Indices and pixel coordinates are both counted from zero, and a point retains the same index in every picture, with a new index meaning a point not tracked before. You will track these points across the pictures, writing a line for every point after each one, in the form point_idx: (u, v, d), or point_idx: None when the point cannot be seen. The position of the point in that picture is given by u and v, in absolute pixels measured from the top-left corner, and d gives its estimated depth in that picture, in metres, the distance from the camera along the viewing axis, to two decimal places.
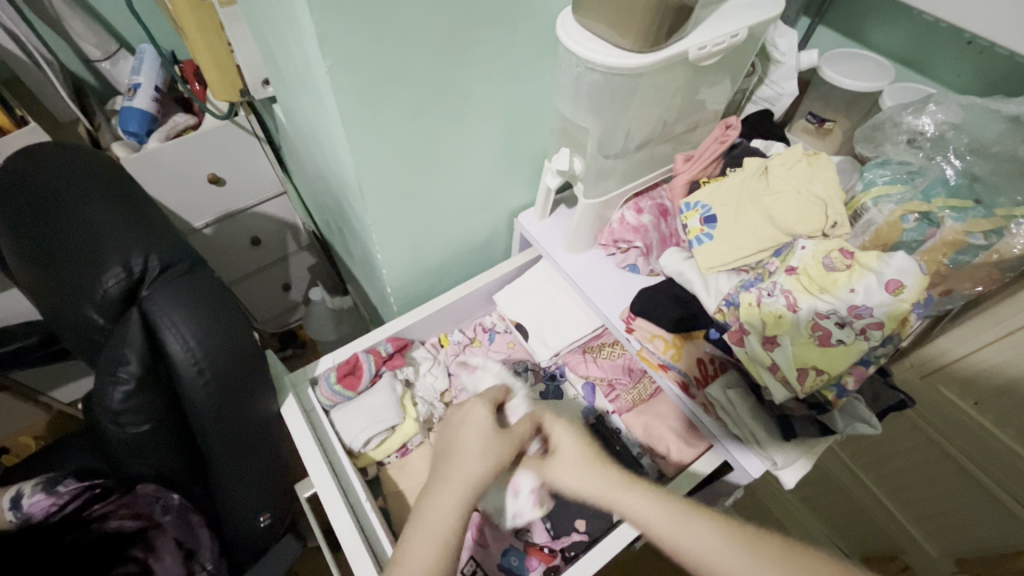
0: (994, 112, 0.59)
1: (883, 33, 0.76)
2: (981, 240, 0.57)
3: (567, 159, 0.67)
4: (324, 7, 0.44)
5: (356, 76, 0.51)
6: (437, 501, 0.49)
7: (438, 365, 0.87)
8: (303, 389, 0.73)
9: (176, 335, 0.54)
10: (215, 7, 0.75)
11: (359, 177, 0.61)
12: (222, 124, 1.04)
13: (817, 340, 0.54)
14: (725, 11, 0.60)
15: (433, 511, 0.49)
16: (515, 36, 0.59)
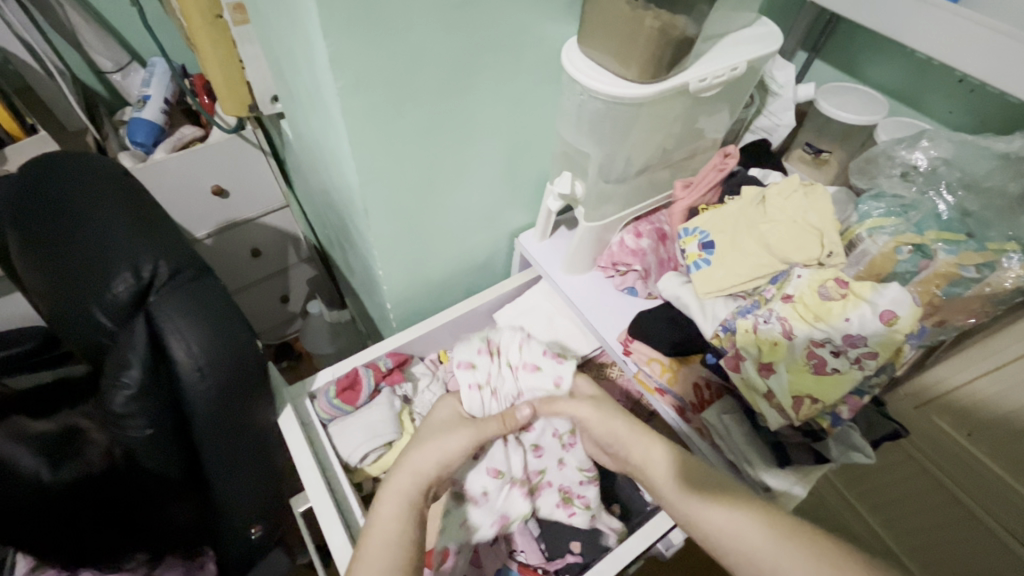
0: (985, 149, 0.62)
1: (878, 69, 0.79)
2: (974, 273, 0.59)
3: (568, 182, 0.68)
4: (339, 33, 0.46)
5: (365, 100, 0.52)
6: (385, 506, 0.51)
7: (437, 381, 0.86)
8: (301, 402, 0.72)
9: (180, 340, 0.54)
10: (229, 25, 0.77)
11: (364, 194, 0.62)
12: (229, 137, 1.06)
13: (813, 368, 0.55)
14: (726, 45, 0.62)
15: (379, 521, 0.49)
16: (521, 65, 0.60)
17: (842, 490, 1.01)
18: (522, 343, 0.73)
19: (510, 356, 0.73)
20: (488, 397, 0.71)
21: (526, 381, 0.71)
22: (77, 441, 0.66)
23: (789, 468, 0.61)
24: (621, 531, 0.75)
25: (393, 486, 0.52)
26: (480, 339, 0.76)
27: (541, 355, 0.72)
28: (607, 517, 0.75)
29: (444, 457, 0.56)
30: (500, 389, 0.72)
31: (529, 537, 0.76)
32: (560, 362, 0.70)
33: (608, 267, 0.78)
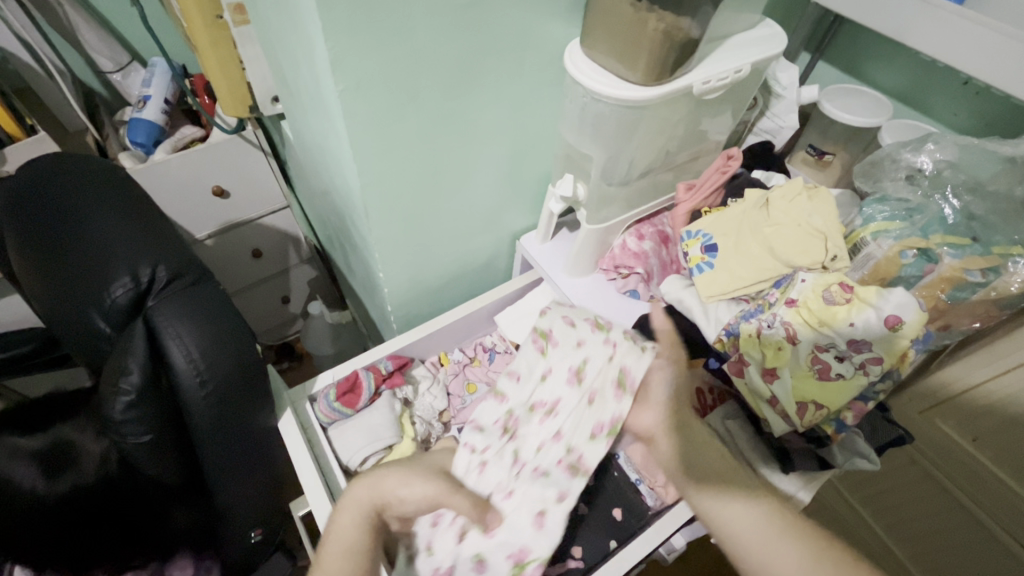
0: (991, 152, 0.61)
1: (882, 71, 0.78)
2: (979, 277, 0.58)
3: (570, 185, 0.68)
4: (339, 34, 0.45)
5: (367, 102, 0.52)
6: (342, 516, 0.53)
7: (437, 384, 0.85)
8: (302, 405, 0.71)
9: (180, 346, 0.54)
10: (229, 25, 0.76)
11: (365, 197, 0.62)
12: (230, 138, 1.05)
13: (816, 373, 0.55)
14: (730, 47, 0.61)
15: (339, 531, 0.52)
16: (524, 65, 0.60)
17: (846, 497, 1.01)
18: (544, 443, 0.64)
19: (523, 451, 0.65)
20: (475, 467, 0.65)
21: (522, 481, 0.62)
22: (73, 452, 0.70)
23: (794, 474, 0.60)
24: (622, 535, 0.72)
25: (355, 497, 0.54)
26: (507, 411, 0.69)
27: (553, 462, 0.62)
28: (609, 522, 0.73)
29: (404, 490, 0.55)
30: (489, 469, 0.64)
31: None
32: (572, 479, 0.60)
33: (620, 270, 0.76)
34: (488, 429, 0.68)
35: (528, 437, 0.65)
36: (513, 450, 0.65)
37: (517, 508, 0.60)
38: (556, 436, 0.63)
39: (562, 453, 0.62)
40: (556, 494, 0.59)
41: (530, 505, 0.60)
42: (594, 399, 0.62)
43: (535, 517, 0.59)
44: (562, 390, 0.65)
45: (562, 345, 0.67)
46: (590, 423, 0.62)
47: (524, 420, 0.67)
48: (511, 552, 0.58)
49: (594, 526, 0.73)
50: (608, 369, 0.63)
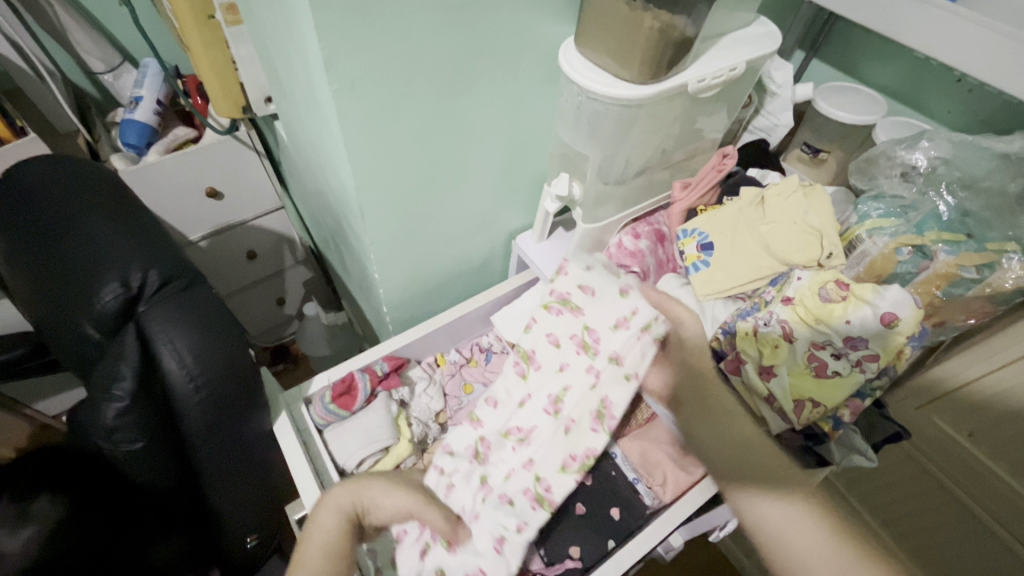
0: (983, 148, 0.61)
1: (876, 69, 0.78)
2: (973, 274, 0.59)
3: (566, 183, 0.68)
4: (332, 32, 0.45)
5: (360, 102, 0.51)
6: (324, 515, 0.55)
7: (434, 386, 0.85)
8: (297, 408, 0.70)
9: (172, 351, 0.53)
10: (221, 25, 0.76)
11: (360, 197, 0.61)
12: (222, 139, 1.05)
13: (813, 371, 0.55)
14: (725, 44, 0.61)
15: (319, 524, 0.54)
16: (519, 64, 0.60)
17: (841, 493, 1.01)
18: (513, 470, 0.64)
19: (491, 477, 0.64)
20: (443, 487, 0.65)
21: (488, 507, 0.62)
22: None
23: None
24: (621, 535, 0.71)
25: (336, 496, 0.56)
26: (478, 435, 0.68)
27: (520, 490, 0.63)
28: (607, 522, 0.72)
29: (383, 497, 0.59)
30: (456, 491, 0.64)
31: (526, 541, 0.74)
32: (535, 510, 0.62)
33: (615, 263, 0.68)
34: (458, 452, 0.67)
35: (498, 464, 0.65)
36: (483, 477, 0.64)
37: (480, 532, 0.60)
38: (526, 463, 0.64)
39: (530, 483, 0.63)
40: (522, 520, 0.60)
41: (493, 530, 0.60)
42: (571, 429, 0.64)
43: (496, 542, 0.59)
44: (540, 416, 0.66)
45: (546, 367, 0.67)
46: (562, 452, 0.64)
47: (495, 446, 0.66)
48: (469, 574, 0.58)
49: (593, 526, 0.71)
50: (586, 399, 0.64)
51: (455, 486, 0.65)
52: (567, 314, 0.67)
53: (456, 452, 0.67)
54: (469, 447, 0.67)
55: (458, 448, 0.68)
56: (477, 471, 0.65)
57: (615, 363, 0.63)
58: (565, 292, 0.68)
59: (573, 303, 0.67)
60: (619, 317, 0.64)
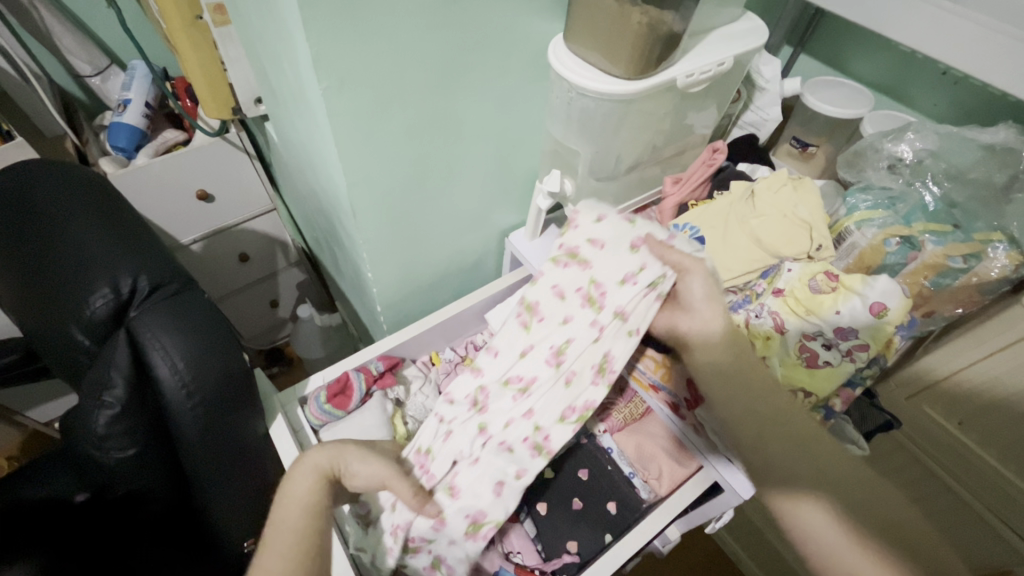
0: (969, 140, 0.61)
1: (863, 63, 0.79)
2: (960, 263, 0.60)
3: (557, 180, 0.67)
4: (322, 31, 0.45)
5: (351, 101, 0.51)
6: (296, 484, 0.51)
7: (429, 384, 0.85)
8: (292, 408, 0.70)
9: (163, 357, 0.53)
10: (209, 26, 0.75)
11: (351, 196, 0.61)
12: (212, 141, 1.04)
13: (805, 361, 0.55)
14: (713, 40, 0.61)
15: (290, 496, 0.51)
16: (509, 61, 0.60)
17: None
18: (511, 420, 0.59)
19: (489, 426, 0.60)
20: (441, 435, 0.62)
21: (486, 453, 0.59)
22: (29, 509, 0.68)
23: None
24: (617, 529, 0.71)
25: (313, 464, 0.53)
26: (477, 384, 0.62)
27: (519, 439, 0.58)
28: (603, 516, 0.72)
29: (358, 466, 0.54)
30: (455, 437, 0.61)
31: (526, 538, 0.75)
32: (535, 459, 0.58)
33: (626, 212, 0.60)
34: (458, 399, 0.63)
35: (495, 414, 0.60)
36: (480, 426, 0.60)
37: (475, 481, 0.59)
38: (525, 412, 0.58)
39: (529, 432, 0.58)
40: (519, 468, 0.58)
41: (489, 478, 0.59)
42: (572, 381, 0.57)
43: (495, 488, 0.58)
44: (541, 367, 0.58)
45: (549, 319, 0.59)
46: (562, 403, 0.57)
47: (495, 394, 0.60)
48: (469, 514, 0.59)
49: (590, 521, 0.72)
50: (590, 352, 0.57)
51: (454, 433, 0.61)
52: (573, 267, 0.59)
53: (455, 402, 0.63)
54: (469, 394, 0.62)
55: (458, 396, 0.63)
56: (473, 423, 0.60)
57: (620, 318, 0.55)
58: (574, 245, 0.61)
59: (581, 256, 0.60)
60: (626, 271, 0.56)
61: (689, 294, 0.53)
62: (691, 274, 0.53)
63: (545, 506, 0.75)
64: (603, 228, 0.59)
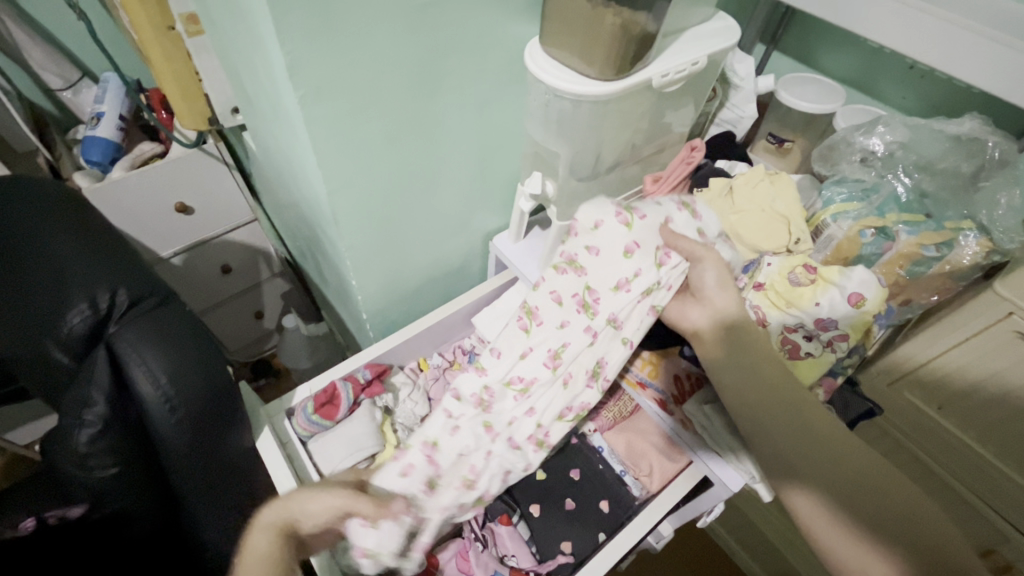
0: (937, 131, 0.64)
1: (833, 58, 0.81)
2: (934, 252, 0.62)
3: (539, 182, 0.69)
4: (296, 38, 0.45)
5: (328, 107, 0.51)
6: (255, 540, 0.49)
7: (418, 391, 0.84)
8: (278, 420, 0.70)
9: (145, 373, 0.52)
10: (183, 37, 0.75)
11: (332, 203, 0.61)
12: (190, 152, 1.03)
13: (788, 353, 0.56)
14: (687, 39, 0.62)
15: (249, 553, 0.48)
16: (487, 65, 0.60)
17: None
18: (516, 418, 0.62)
19: (495, 424, 0.62)
20: (449, 428, 0.63)
21: (496, 450, 0.63)
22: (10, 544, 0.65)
23: None
24: (610, 527, 0.72)
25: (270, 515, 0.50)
26: (482, 384, 0.63)
27: (525, 436, 0.62)
28: (596, 514, 0.73)
29: (311, 506, 0.51)
30: (461, 434, 0.62)
31: (520, 541, 0.74)
32: (537, 454, 0.63)
33: (625, 212, 0.60)
34: (460, 394, 0.63)
35: (500, 413, 0.62)
36: (489, 426, 0.62)
37: (484, 475, 0.63)
38: (528, 410, 0.62)
39: (533, 429, 0.62)
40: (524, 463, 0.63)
41: (495, 472, 0.64)
42: (570, 382, 0.60)
43: (502, 477, 0.64)
44: (541, 369, 0.61)
45: (548, 324, 0.61)
46: (560, 404, 0.61)
47: (498, 396, 0.62)
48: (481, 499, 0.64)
49: (584, 520, 0.73)
50: (586, 354, 0.60)
51: (456, 429, 0.63)
52: (570, 274, 0.61)
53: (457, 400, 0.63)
54: (474, 395, 0.63)
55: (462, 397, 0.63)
56: (483, 417, 0.63)
57: (613, 325, 0.59)
58: (572, 252, 0.62)
59: (578, 263, 0.61)
60: (621, 277, 0.58)
61: (702, 281, 0.56)
62: (705, 263, 0.56)
63: (538, 508, 0.75)
64: (602, 234, 0.60)
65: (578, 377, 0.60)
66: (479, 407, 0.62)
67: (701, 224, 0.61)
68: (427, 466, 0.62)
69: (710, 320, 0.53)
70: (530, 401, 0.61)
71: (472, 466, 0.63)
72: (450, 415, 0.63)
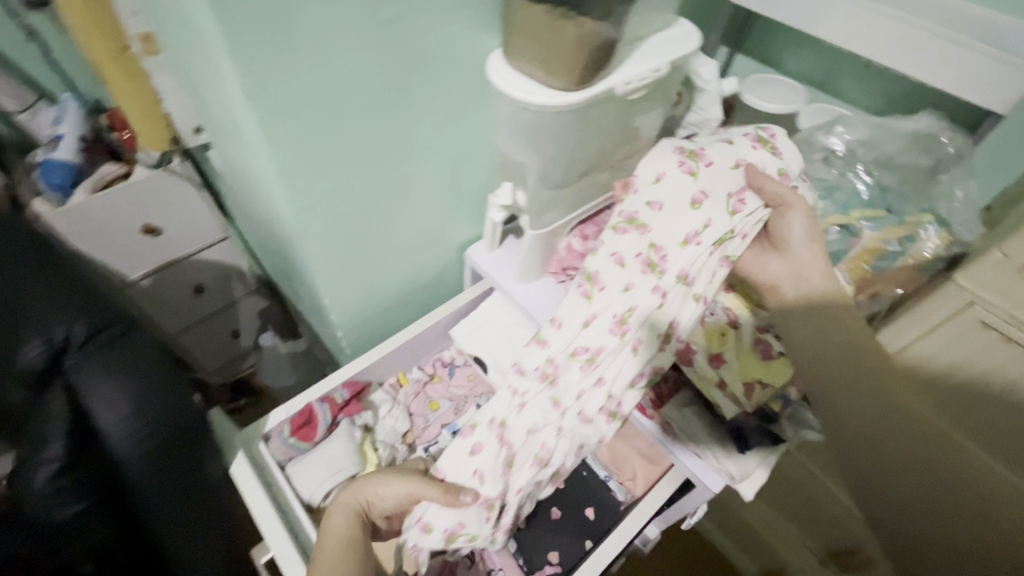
0: (897, 129, 0.66)
1: (795, 58, 0.82)
2: (897, 245, 0.64)
3: (509, 193, 0.70)
4: (251, 60, 0.44)
5: (289, 127, 0.51)
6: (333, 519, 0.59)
7: (398, 406, 0.82)
8: (255, 445, 0.66)
9: (106, 410, 0.51)
10: (139, 57, 0.73)
11: (300, 222, 0.60)
12: (154, 173, 1.01)
13: (760, 354, 0.57)
14: (649, 46, 0.63)
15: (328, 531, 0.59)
16: (452, 78, 0.60)
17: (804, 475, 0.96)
18: (585, 391, 0.59)
19: (563, 399, 0.59)
20: (516, 406, 0.61)
21: (568, 425, 0.59)
22: None
23: (749, 453, 0.61)
24: (598, 534, 0.72)
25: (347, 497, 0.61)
26: (546, 356, 0.60)
27: (597, 409, 0.59)
28: (582, 521, 0.73)
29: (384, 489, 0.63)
30: (529, 410, 0.60)
31: (506, 553, 0.73)
32: (610, 425, 0.60)
33: (688, 158, 0.59)
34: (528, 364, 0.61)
35: (569, 385, 0.59)
36: (558, 399, 0.59)
37: (557, 450, 0.61)
38: (596, 381, 0.59)
39: (604, 400, 0.58)
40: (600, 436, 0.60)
41: (570, 445, 0.61)
42: (640, 347, 0.57)
43: (575, 451, 0.61)
44: (607, 336, 0.58)
45: (611, 288, 0.59)
46: (632, 370, 0.58)
47: (564, 367, 0.59)
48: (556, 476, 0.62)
49: (571, 528, 0.72)
50: (655, 316, 0.57)
51: (523, 404, 0.61)
52: (631, 232, 0.59)
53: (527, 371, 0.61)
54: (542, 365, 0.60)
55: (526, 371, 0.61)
56: (550, 391, 0.60)
57: (683, 283, 0.56)
58: (632, 210, 0.60)
59: (639, 221, 0.60)
60: (690, 230, 0.56)
61: (788, 229, 0.54)
62: (792, 209, 0.54)
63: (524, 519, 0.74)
64: (664, 185, 0.59)
65: (654, 335, 0.57)
66: (545, 378, 0.60)
67: (783, 162, 0.60)
68: (499, 447, 0.62)
69: (790, 276, 0.52)
70: (599, 370, 0.58)
71: (542, 438, 0.61)
72: (520, 383, 0.61)
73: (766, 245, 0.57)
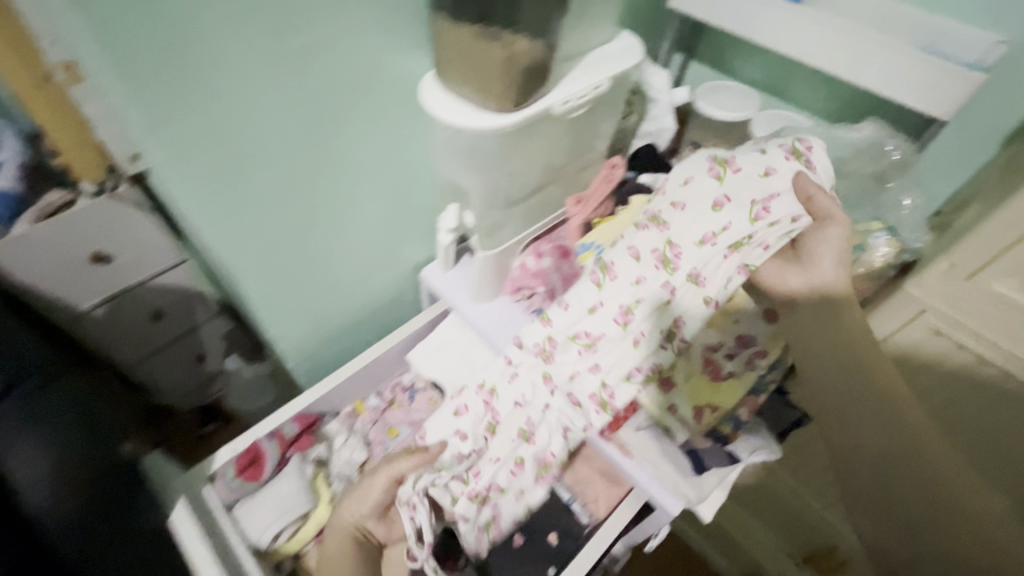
0: (842, 138, 0.66)
1: (746, 65, 0.82)
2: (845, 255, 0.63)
3: (454, 215, 0.68)
4: (148, 99, 0.42)
5: (201, 163, 0.49)
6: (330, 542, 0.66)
7: (354, 436, 0.80)
8: (199, 489, 0.64)
9: (28, 452, 0.56)
10: (65, 88, 0.70)
11: (230, 257, 0.58)
12: (100, 200, 0.86)
13: (709, 376, 0.58)
14: (587, 63, 0.62)
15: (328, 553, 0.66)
16: (384, 102, 0.58)
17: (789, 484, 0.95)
18: (579, 374, 0.56)
19: (555, 376, 0.58)
20: (508, 374, 0.62)
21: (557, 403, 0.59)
22: None
23: (706, 475, 0.60)
24: (561, 560, 0.71)
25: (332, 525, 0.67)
26: (549, 332, 0.58)
27: (586, 395, 0.56)
28: (544, 547, 0.72)
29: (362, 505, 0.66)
30: (520, 380, 0.61)
31: None
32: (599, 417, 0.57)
33: (717, 165, 0.57)
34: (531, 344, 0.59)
35: (564, 368, 0.57)
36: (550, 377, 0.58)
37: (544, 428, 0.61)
38: (592, 367, 0.56)
39: (596, 387, 0.56)
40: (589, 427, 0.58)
41: (555, 424, 0.61)
42: (641, 342, 0.55)
43: (561, 432, 0.61)
44: (611, 323, 0.56)
45: (623, 280, 0.56)
46: (629, 363, 0.55)
47: (562, 347, 0.57)
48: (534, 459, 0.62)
49: (534, 554, 0.71)
50: (660, 311, 0.55)
51: (516, 375, 0.61)
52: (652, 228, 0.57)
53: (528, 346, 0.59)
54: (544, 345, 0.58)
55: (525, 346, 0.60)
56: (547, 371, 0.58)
57: (693, 282, 0.54)
58: (655, 209, 0.59)
59: (661, 219, 0.57)
60: (707, 230, 0.55)
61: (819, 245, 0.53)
62: (832, 226, 0.52)
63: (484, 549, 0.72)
64: (691, 188, 0.57)
65: (656, 328, 0.55)
66: (543, 360, 0.58)
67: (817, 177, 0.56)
68: (484, 410, 0.64)
69: (808, 287, 0.53)
70: (596, 358, 0.56)
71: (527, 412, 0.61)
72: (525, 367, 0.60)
73: (788, 257, 0.56)
